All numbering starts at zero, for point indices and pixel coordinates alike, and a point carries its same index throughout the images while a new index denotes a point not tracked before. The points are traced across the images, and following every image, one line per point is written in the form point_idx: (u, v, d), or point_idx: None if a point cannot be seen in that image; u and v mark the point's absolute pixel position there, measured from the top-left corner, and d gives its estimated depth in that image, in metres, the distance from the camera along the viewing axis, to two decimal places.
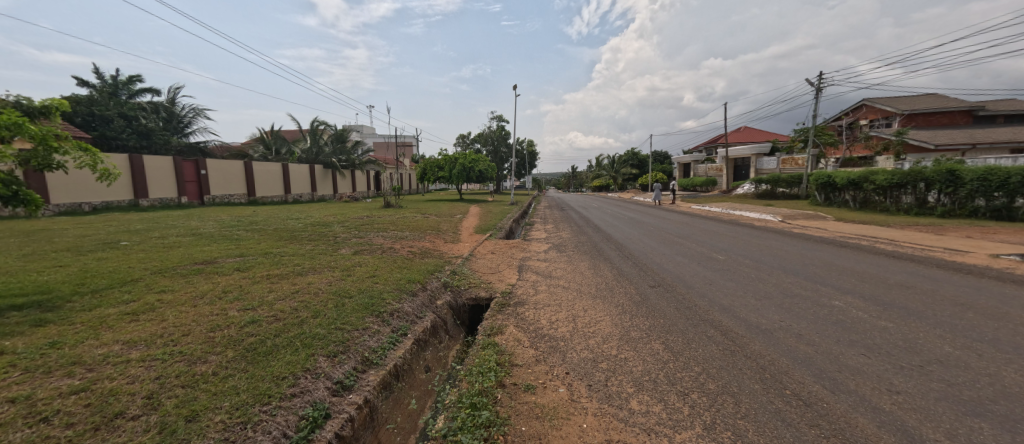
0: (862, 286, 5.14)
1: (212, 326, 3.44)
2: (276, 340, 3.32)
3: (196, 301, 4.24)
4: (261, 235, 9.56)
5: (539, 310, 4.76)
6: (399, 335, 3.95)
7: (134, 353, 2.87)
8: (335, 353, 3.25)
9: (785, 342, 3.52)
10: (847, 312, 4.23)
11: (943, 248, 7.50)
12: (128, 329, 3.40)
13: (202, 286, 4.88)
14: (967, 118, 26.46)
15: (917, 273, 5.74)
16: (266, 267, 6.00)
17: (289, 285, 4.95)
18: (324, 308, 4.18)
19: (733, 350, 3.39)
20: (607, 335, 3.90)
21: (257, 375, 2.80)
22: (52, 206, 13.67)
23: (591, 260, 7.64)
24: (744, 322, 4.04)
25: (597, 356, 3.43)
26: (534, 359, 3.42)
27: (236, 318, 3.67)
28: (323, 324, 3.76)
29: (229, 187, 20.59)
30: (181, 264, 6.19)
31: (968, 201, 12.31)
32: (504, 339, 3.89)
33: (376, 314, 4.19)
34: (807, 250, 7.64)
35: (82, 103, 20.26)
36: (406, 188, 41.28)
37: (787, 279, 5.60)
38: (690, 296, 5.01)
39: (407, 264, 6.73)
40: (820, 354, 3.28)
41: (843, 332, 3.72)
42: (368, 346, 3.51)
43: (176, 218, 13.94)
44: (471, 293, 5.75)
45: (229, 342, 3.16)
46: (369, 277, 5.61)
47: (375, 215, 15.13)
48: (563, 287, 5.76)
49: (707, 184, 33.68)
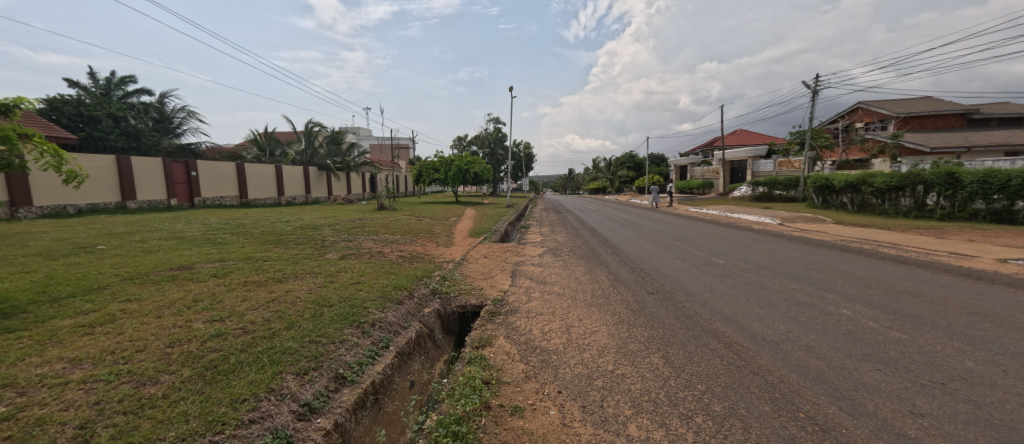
0: (870, 293, 4.90)
1: (170, 341, 3.14)
2: (240, 356, 3.03)
3: (162, 312, 3.93)
4: (246, 239, 9.21)
5: (531, 320, 4.49)
6: (380, 348, 3.68)
7: (76, 373, 2.59)
8: (305, 371, 2.97)
9: (794, 356, 3.27)
10: (858, 322, 3.98)
11: (949, 252, 7.31)
12: (77, 344, 3.10)
13: (172, 295, 4.56)
14: (961, 121, 26.54)
15: (924, 279, 5.52)
16: (244, 273, 5.69)
17: (266, 293, 4.64)
18: (299, 318, 3.89)
19: (738, 366, 3.13)
20: (603, 347, 3.64)
21: (213, 397, 2.51)
22: (35, 208, 13.25)
23: (587, 265, 7.36)
24: (749, 333, 3.78)
25: (592, 372, 3.16)
26: (524, 375, 3.15)
27: (200, 331, 3.38)
28: (295, 337, 3.47)
29: (220, 189, 20.21)
30: (155, 270, 5.87)
31: (968, 204, 12.15)
32: (494, 352, 3.62)
33: (356, 325, 3.91)
34: (810, 255, 7.42)
35: (69, 104, 19.85)
36: (401, 190, 40.98)
37: (791, 286, 5.35)
38: (691, 304, 4.75)
39: (395, 269, 6.44)
40: (834, 370, 3.03)
41: (855, 344, 3.47)
42: (344, 362, 3.23)
43: (163, 220, 13.55)
44: (461, 300, 5.46)
45: (187, 360, 2.87)
46: (353, 284, 5.31)
47: (367, 218, 14.80)
48: (557, 295, 5.48)
49: (704, 186, 33.53)
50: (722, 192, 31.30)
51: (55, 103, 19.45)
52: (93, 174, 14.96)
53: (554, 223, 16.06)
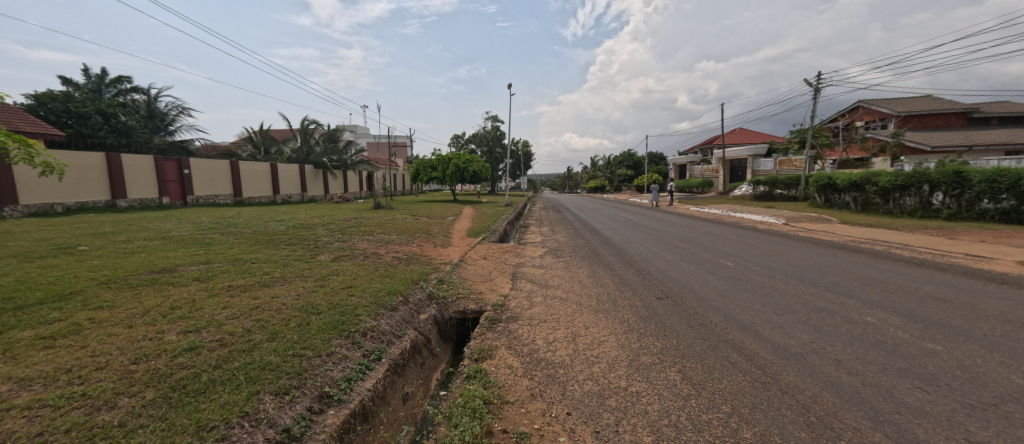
0: (892, 298, 4.63)
1: (136, 356, 2.82)
2: (212, 374, 2.72)
3: (134, 321, 3.62)
4: (236, 239, 8.89)
5: (533, 328, 4.19)
6: (371, 360, 3.38)
7: (22, 398, 2.30)
8: (285, 390, 2.67)
9: (823, 371, 2.99)
10: (885, 331, 3.70)
11: (965, 254, 7.05)
12: (32, 360, 2.79)
13: (148, 301, 4.24)
14: (961, 120, 26.40)
15: (946, 283, 5.25)
16: (230, 277, 5.37)
17: (250, 300, 4.31)
18: (284, 328, 3.58)
19: (764, 383, 2.85)
20: (614, 360, 3.35)
21: (177, 425, 2.22)
22: (21, 207, 12.83)
23: (590, 267, 7.07)
24: (771, 345, 3.50)
25: (603, 390, 2.88)
26: (529, 393, 2.87)
27: (171, 344, 3.06)
28: (278, 350, 3.17)
29: (214, 187, 19.82)
30: (135, 273, 5.54)
31: (975, 203, 11.93)
32: (494, 366, 3.33)
33: (346, 335, 3.61)
34: (821, 256, 7.14)
35: (57, 100, 19.38)
36: (398, 189, 40.60)
37: (806, 291, 5.08)
38: (703, 311, 4.47)
39: (390, 272, 6.12)
40: (870, 388, 2.75)
41: (889, 357, 3.18)
42: (330, 378, 2.93)
43: (152, 219, 13.19)
44: (459, 305, 5.16)
45: (153, 379, 2.58)
46: (345, 289, 4.98)
47: (363, 217, 14.45)
48: (560, 300, 5.18)
49: (704, 185, 33.30)
50: (722, 192, 30.87)
51: (43, 98, 19.00)
52: (82, 171, 14.56)
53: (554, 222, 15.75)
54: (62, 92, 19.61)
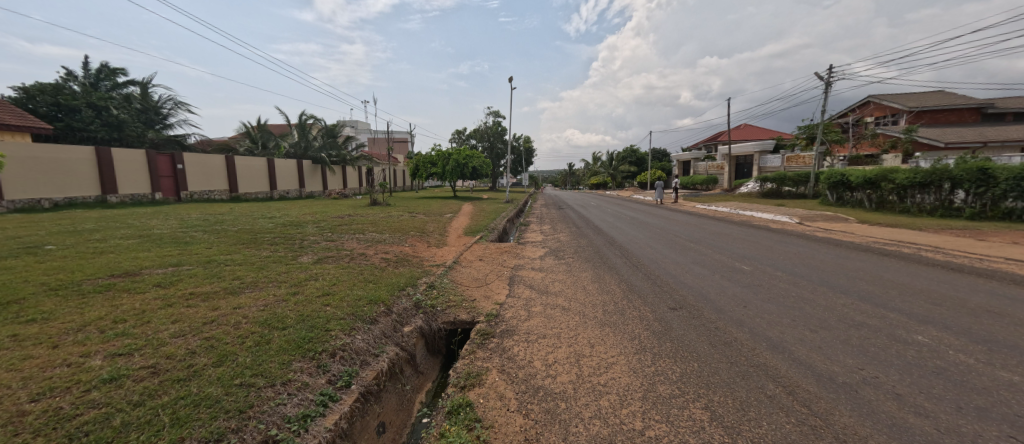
0: (941, 312, 4.05)
1: (38, 391, 2.32)
2: (128, 415, 2.19)
3: (62, 339, 3.08)
4: (218, 238, 8.33)
5: (531, 346, 3.65)
6: (338, 388, 2.84)
7: None
8: (218, 436, 2.14)
9: (882, 409, 2.45)
10: (944, 355, 3.14)
11: (1004, 258, 6.47)
12: None
13: (91, 312, 3.71)
14: (975, 115, 25.49)
15: (996, 293, 4.67)
16: (194, 282, 4.82)
17: (206, 312, 3.77)
18: (236, 349, 3.03)
19: (814, 427, 2.30)
20: (625, 390, 2.80)
21: None
22: (6, 202, 12.29)
23: (594, 270, 6.55)
24: (811, 372, 2.95)
25: (614, 434, 2.33)
26: (522, 438, 2.34)
27: (91, 371, 2.54)
28: (221, 379, 2.61)
29: (209, 183, 19.31)
30: (92, 277, 5.00)
31: (1000, 202, 11.33)
32: (483, 396, 2.80)
33: (310, 357, 3.06)
34: (846, 260, 6.57)
35: (46, 92, 18.83)
36: (398, 185, 40.12)
37: (839, 301, 4.50)
38: (724, 325, 3.93)
39: (375, 276, 5.56)
40: (950, 437, 2.19)
41: (960, 392, 2.62)
42: (281, 416, 2.39)
43: (139, 216, 12.67)
44: (449, 315, 4.61)
45: (48, 425, 2.06)
46: (320, 297, 4.42)
47: (356, 214, 13.82)
48: (561, 309, 4.65)
49: (709, 182, 32.69)
50: (730, 189, 30.13)
51: (32, 91, 18.49)
52: (70, 166, 14.03)
53: (556, 221, 15.08)
54: (51, 85, 19.05)
